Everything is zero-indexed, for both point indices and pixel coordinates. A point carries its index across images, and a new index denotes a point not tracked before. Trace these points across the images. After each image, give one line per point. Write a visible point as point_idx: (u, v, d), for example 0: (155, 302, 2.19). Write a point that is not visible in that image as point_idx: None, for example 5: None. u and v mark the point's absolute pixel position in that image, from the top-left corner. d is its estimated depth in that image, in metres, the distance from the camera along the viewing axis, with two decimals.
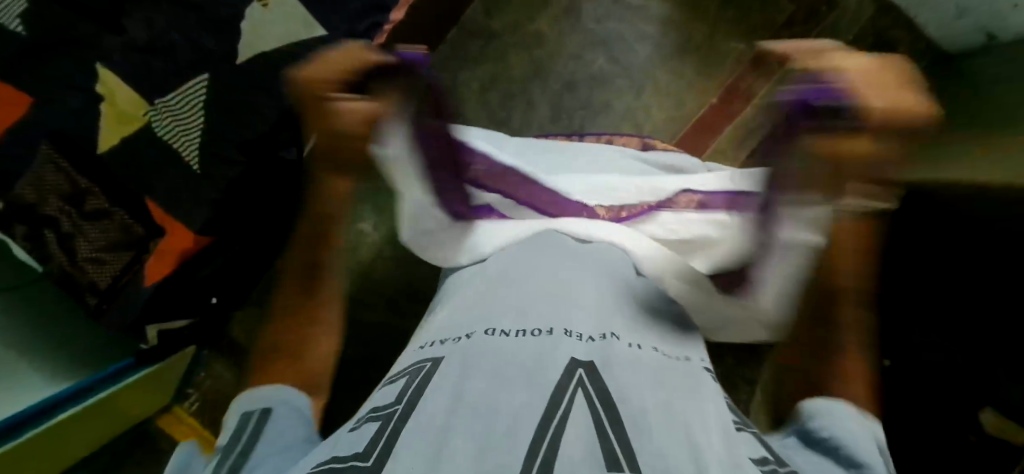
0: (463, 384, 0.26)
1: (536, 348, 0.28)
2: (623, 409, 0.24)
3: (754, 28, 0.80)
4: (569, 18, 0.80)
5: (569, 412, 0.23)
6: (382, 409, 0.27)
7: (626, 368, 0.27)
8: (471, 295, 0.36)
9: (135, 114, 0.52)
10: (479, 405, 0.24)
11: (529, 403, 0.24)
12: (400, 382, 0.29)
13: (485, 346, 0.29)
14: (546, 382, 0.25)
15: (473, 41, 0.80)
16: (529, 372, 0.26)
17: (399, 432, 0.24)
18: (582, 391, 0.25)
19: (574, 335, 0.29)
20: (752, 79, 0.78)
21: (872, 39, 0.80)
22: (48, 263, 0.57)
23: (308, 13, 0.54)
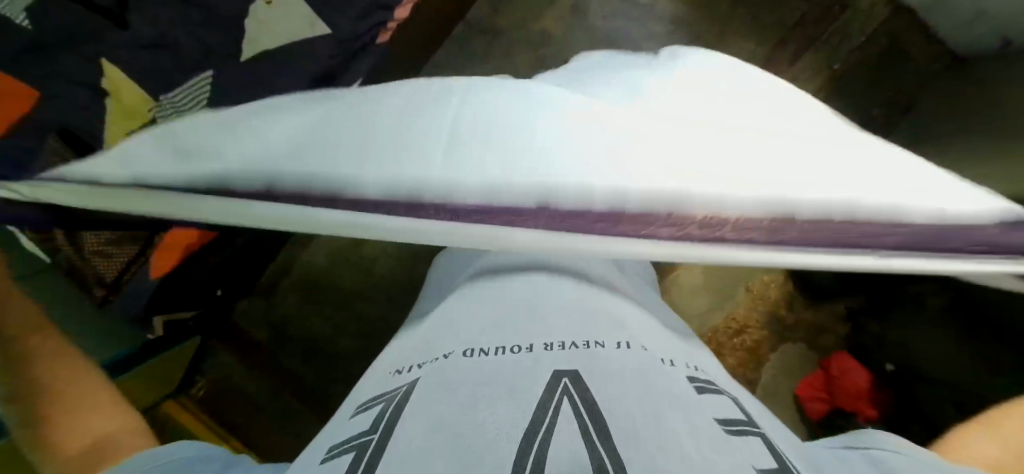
0: (439, 405, 0.22)
1: (515, 362, 0.25)
2: (611, 417, 0.21)
3: (764, 29, 0.79)
4: (577, 16, 0.79)
5: (554, 424, 0.20)
6: (357, 438, 0.22)
7: (612, 374, 0.24)
8: (448, 314, 0.33)
9: (142, 110, 0.52)
10: (457, 427, 0.21)
11: (509, 424, 0.21)
12: (372, 411, 0.24)
13: (458, 366, 0.25)
14: (525, 395, 0.22)
15: (479, 38, 0.79)
16: (507, 390, 0.23)
17: (372, 466, 0.20)
18: (566, 400, 0.22)
19: (555, 345, 0.26)
20: None
21: (886, 44, 0.79)
22: (55, 255, 0.55)
23: (311, 11, 0.54)
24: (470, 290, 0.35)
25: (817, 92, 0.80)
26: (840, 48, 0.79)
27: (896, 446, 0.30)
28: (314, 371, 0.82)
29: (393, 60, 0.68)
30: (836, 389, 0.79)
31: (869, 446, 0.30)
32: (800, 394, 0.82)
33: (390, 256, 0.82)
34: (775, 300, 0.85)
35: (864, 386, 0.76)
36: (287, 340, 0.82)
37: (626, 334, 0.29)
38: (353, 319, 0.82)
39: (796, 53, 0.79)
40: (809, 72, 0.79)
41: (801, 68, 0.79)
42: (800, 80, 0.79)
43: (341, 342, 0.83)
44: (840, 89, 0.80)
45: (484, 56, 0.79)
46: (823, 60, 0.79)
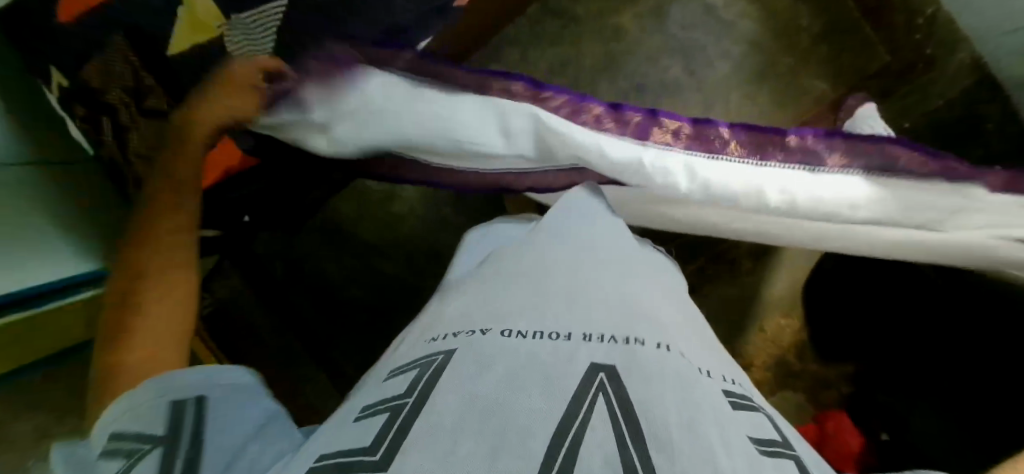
0: (475, 379, 0.23)
1: (554, 350, 0.24)
2: (644, 418, 0.21)
3: (842, 71, 0.76)
4: (656, 18, 0.77)
5: (587, 418, 0.21)
6: (391, 401, 0.24)
7: (650, 373, 0.23)
8: (483, 287, 0.32)
9: (211, 25, 0.52)
10: (492, 404, 0.21)
11: (542, 414, 0.21)
12: (408, 375, 0.25)
13: (495, 343, 0.25)
14: (561, 387, 0.22)
15: (552, 21, 0.78)
16: (544, 376, 0.23)
17: (408, 432, 0.21)
18: (602, 397, 0.22)
19: (594, 338, 0.26)
20: (825, 125, 0.77)
21: (963, 111, 0.76)
22: (99, 146, 0.59)
23: None
24: (508, 261, 0.35)
25: None
26: (916, 106, 0.76)
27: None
28: (321, 313, 0.83)
29: (465, 26, 0.67)
30: (828, 444, 0.75)
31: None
32: None
33: (417, 218, 0.82)
34: (787, 344, 0.85)
35: (857, 450, 0.73)
36: (301, 278, 0.83)
37: (667, 334, 0.28)
38: (369, 272, 0.83)
39: (867, 102, 0.77)
40: None
41: None
42: None
43: (352, 291, 0.83)
44: None
45: (552, 40, 0.78)
46: (895, 115, 0.77)
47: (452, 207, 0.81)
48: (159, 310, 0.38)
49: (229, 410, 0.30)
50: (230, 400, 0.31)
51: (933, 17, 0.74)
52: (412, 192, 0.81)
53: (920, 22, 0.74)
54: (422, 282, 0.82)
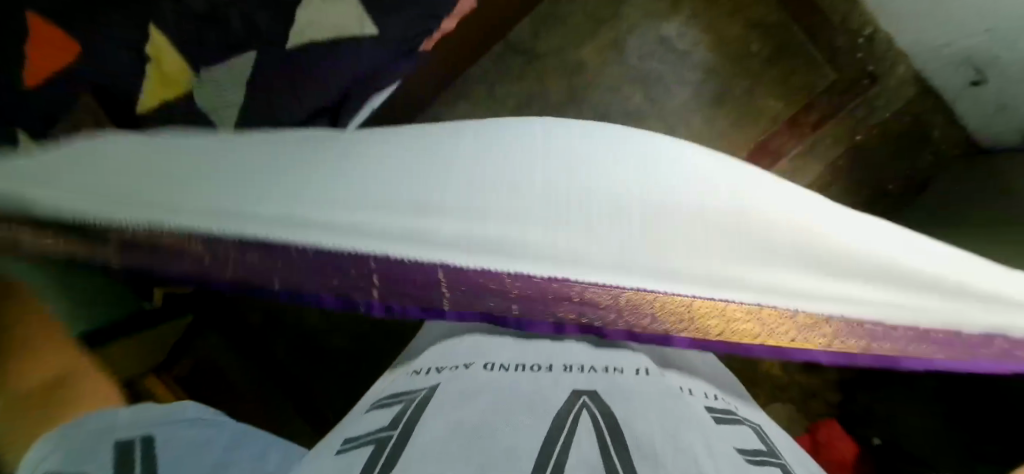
0: (460, 405, 0.23)
1: (537, 381, 0.26)
2: (628, 427, 0.21)
3: (793, 91, 0.80)
4: (615, 52, 0.81)
5: (571, 428, 0.21)
6: (375, 432, 0.23)
7: (630, 394, 0.25)
8: (473, 338, 0.35)
9: (180, 80, 0.53)
10: (477, 427, 0.21)
11: (526, 428, 0.21)
12: (391, 410, 0.25)
13: (481, 379, 0.27)
14: (543, 410, 0.23)
15: (516, 60, 0.81)
16: (527, 402, 0.23)
17: (392, 456, 0.20)
18: (586, 416, 0.22)
19: (573, 369, 0.28)
20: (781, 142, 0.81)
21: (908, 120, 0.80)
22: None
23: (364, 10, 0.55)
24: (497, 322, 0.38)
25: (834, 159, 0.81)
26: (864, 118, 0.80)
27: None
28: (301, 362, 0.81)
29: (432, 69, 0.69)
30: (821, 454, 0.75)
31: None
32: None
33: None
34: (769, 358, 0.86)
35: (851, 455, 0.73)
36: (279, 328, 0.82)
37: (643, 365, 0.31)
38: (350, 316, 0.82)
39: (820, 118, 0.81)
40: (829, 139, 0.81)
41: (821, 135, 0.81)
42: (820, 145, 0.81)
43: (333, 337, 0.82)
44: (858, 161, 0.81)
45: (518, 78, 0.81)
46: (847, 129, 0.81)
47: None
48: (57, 353, 0.32)
49: (179, 448, 0.27)
50: (181, 437, 0.28)
51: (873, 36, 0.79)
52: None
53: (862, 41, 0.79)
54: (404, 322, 0.82)
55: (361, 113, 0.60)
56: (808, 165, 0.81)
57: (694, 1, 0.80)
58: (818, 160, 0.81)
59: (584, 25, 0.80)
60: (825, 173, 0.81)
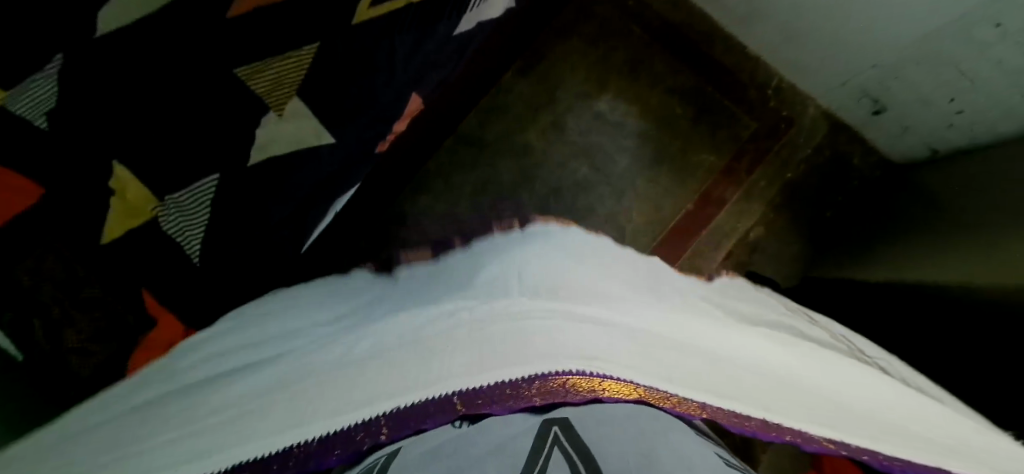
0: (451, 453, 0.28)
1: (515, 425, 0.31)
2: (597, 456, 0.26)
3: (721, 142, 0.88)
4: (557, 130, 0.88)
5: (547, 460, 0.26)
6: None
7: (601, 424, 0.30)
8: None
9: (144, 207, 0.56)
10: None
11: (505, 469, 0.26)
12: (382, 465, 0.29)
13: (467, 432, 0.31)
14: (518, 450, 0.27)
15: (468, 148, 0.87)
16: (506, 444, 0.28)
17: None
18: (557, 448, 0.27)
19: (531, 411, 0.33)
20: (722, 188, 0.87)
21: (829, 153, 0.89)
22: None
23: (320, 123, 0.58)
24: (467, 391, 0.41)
25: (773, 197, 0.88)
26: (789, 157, 0.88)
27: None
28: None
29: (391, 166, 0.74)
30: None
31: None
32: None
33: None
34: None
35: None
36: None
37: None
38: None
39: (752, 164, 0.88)
40: (764, 180, 0.88)
41: (757, 177, 0.88)
42: (758, 187, 0.88)
43: None
44: (795, 196, 0.88)
45: (472, 165, 0.86)
46: (777, 168, 0.89)
47: None
48: None
49: None
50: None
51: (780, 86, 0.89)
52: None
53: (770, 93, 0.89)
54: None
55: (324, 218, 0.63)
56: (750, 206, 0.88)
57: (619, 78, 0.89)
58: (758, 201, 0.88)
59: (525, 112, 0.88)
60: (767, 210, 0.88)
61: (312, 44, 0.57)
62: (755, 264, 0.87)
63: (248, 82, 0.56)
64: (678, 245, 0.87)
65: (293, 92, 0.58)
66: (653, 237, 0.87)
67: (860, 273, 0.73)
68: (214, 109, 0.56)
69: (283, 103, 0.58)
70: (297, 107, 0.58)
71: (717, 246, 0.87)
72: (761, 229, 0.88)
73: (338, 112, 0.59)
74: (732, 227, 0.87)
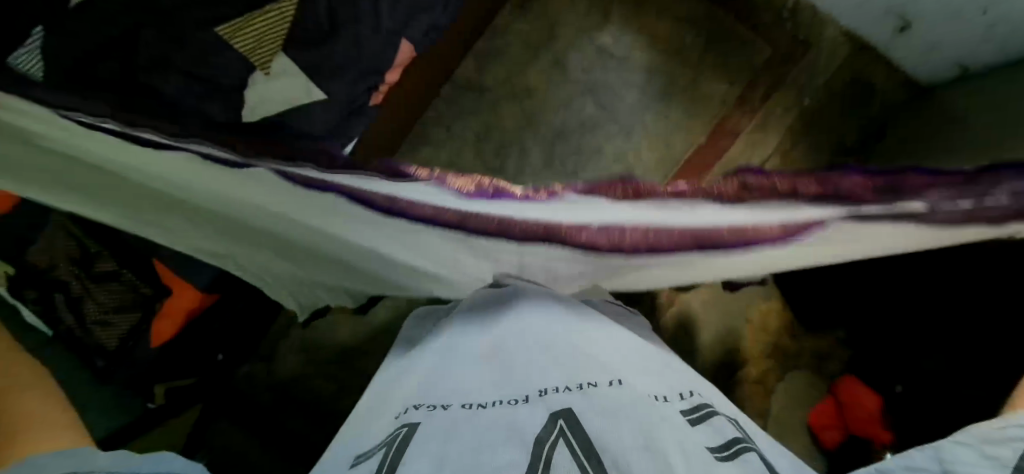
0: (445, 446, 0.26)
1: (512, 411, 0.29)
2: (603, 452, 0.24)
3: (734, 70, 0.83)
4: (558, 70, 0.84)
5: (550, 456, 0.23)
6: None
7: (609, 417, 0.27)
8: (448, 367, 0.38)
9: None
10: (462, 466, 0.23)
11: (508, 463, 0.23)
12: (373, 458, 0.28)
13: (465, 417, 0.29)
14: (525, 440, 0.25)
15: (467, 95, 0.83)
16: (506, 432, 0.26)
17: None
18: (562, 443, 0.24)
19: (550, 392, 0.31)
20: (736, 119, 0.83)
21: (851, 76, 0.83)
22: (56, 327, 0.57)
23: (310, 82, 0.56)
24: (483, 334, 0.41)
25: (790, 126, 0.84)
26: (808, 82, 0.83)
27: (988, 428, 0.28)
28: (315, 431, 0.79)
29: (387, 119, 0.71)
30: (849, 415, 0.77)
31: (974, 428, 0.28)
32: (811, 423, 0.80)
33: (388, 308, 0.82)
34: (777, 330, 0.84)
35: (875, 410, 0.74)
36: (287, 402, 0.80)
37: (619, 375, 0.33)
38: (354, 375, 0.81)
39: (766, 91, 0.84)
40: (780, 107, 0.84)
41: (772, 104, 0.84)
42: (773, 115, 0.83)
43: (343, 401, 0.80)
44: (813, 123, 0.84)
45: (472, 112, 0.83)
46: (794, 95, 0.84)
47: None
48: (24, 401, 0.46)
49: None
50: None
51: (797, 5, 0.83)
52: None
53: (786, 14, 0.83)
54: None
55: None
56: (767, 137, 0.84)
57: (622, 9, 0.84)
58: (774, 130, 0.84)
59: (524, 52, 0.84)
60: (785, 140, 0.83)
61: None
62: None
63: (230, 41, 0.53)
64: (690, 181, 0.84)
65: (278, 49, 0.55)
66: (665, 175, 0.84)
67: None
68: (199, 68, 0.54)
69: (267, 60, 0.55)
70: (282, 63, 0.56)
71: None
72: (778, 159, 0.84)
73: (327, 65, 0.56)
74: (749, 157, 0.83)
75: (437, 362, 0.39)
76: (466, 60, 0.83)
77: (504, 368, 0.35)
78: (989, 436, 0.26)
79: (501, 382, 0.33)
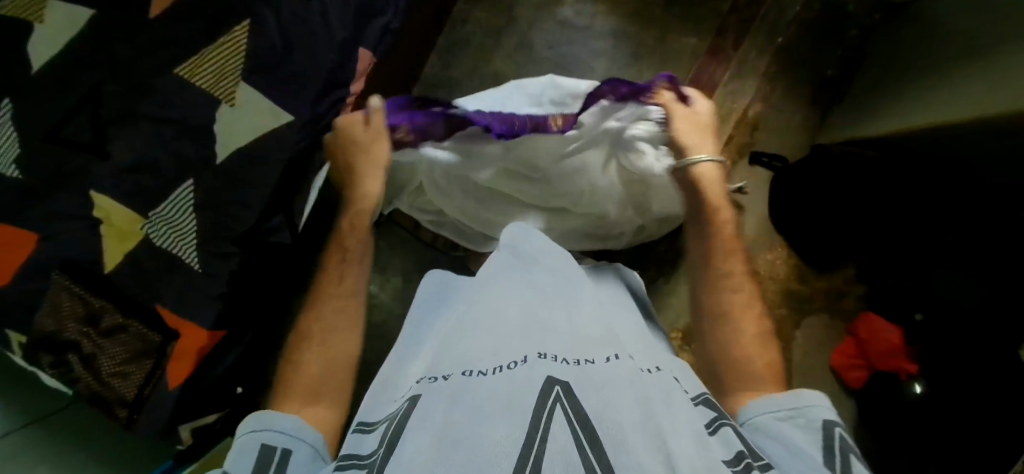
0: (445, 418, 0.27)
1: (513, 378, 0.29)
2: (599, 425, 0.25)
3: (701, 21, 0.82)
4: (524, 52, 0.83)
5: (547, 425, 0.25)
6: (366, 459, 0.28)
7: (604, 386, 0.28)
8: (449, 336, 0.38)
9: (133, 229, 0.57)
10: (462, 433, 0.25)
11: (508, 428, 0.25)
12: (381, 430, 0.30)
13: (468, 386, 0.30)
14: (523, 406, 0.27)
15: (437, 92, 0.83)
16: (506, 400, 0.27)
17: (388, 466, 0.25)
18: (559, 407, 0.26)
19: (548, 358, 0.31)
20: (710, 71, 0.82)
21: (821, 7, 0.81)
22: (76, 386, 0.59)
23: (274, 104, 0.56)
24: (481, 297, 0.41)
25: (767, 67, 0.82)
26: (778, 21, 0.81)
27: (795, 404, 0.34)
28: None
29: None
30: (869, 350, 0.75)
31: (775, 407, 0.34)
32: (837, 364, 0.79)
33: (399, 318, 0.84)
34: (785, 277, 0.82)
35: (899, 341, 0.72)
36: None
37: (616, 349, 0.33)
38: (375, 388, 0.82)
39: (737, 38, 0.83)
40: (753, 52, 0.82)
41: (745, 50, 0.82)
42: (747, 61, 0.82)
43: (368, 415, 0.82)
44: (790, 62, 0.82)
45: None
46: (766, 36, 0.82)
47: None
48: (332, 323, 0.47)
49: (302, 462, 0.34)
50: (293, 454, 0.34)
51: None
52: (384, 294, 0.85)
53: None
54: None
55: (306, 201, 0.63)
56: (744, 84, 0.83)
57: None
58: (750, 76, 0.83)
59: (487, 40, 0.83)
60: (762, 84, 0.82)
61: (243, 22, 0.54)
62: (759, 143, 0.82)
63: (192, 80, 0.55)
64: None
65: (239, 78, 0.55)
66: None
67: (874, 128, 0.68)
68: (167, 114, 0.56)
69: (232, 92, 0.56)
70: (245, 92, 0.56)
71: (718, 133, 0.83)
72: (758, 105, 0.82)
73: (287, 82, 0.56)
74: (728, 108, 0.83)
75: (453, 321, 0.40)
76: (431, 57, 0.83)
77: (513, 332, 0.35)
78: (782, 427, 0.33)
79: (496, 347, 0.33)
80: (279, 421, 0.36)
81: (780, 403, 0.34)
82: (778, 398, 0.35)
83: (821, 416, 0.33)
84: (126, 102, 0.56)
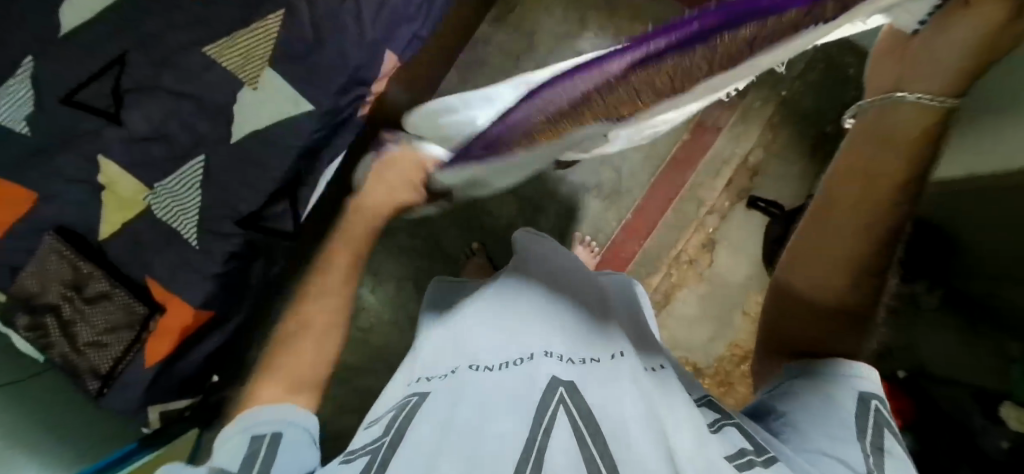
0: (451, 414, 0.27)
1: (519, 377, 0.30)
2: (602, 422, 0.26)
3: None
4: None
5: (550, 424, 0.25)
6: (370, 445, 0.28)
7: (608, 385, 0.29)
8: (458, 329, 0.38)
9: (135, 199, 0.56)
10: (466, 431, 0.25)
11: (517, 425, 0.26)
12: (385, 420, 0.30)
13: (473, 383, 0.30)
14: (529, 404, 0.27)
15: None
16: (510, 400, 0.28)
17: (388, 462, 0.25)
18: (563, 408, 0.26)
19: (554, 356, 0.32)
20: (717, 114, 0.85)
21: (824, 65, 0.85)
22: (47, 352, 0.57)
23: (296, 92, 0.58)
24: (492, 290, 0.41)
25: (770, 118, 0.86)
26: (785, 75, 0.85)
27: (838, 371, 0.34)
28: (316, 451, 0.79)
29: (375, 131, 0.73)
30: None
31: (819, 372, 0.35)
32: None
33: (385, 325, 0.83)
34: None
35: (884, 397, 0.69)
36: None
37: (621, 345, 0.34)
38: (354, 393, 0.82)
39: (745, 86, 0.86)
40: (759, 101, 0.86)
41: (751, 99, 0.86)
42: (752, 111, 0.86)
43: (343, 421, 0.81)
44: (793, 115, 0.85)
45: None
46: (772, 88, 0.86)
47: (418, 300, 0.84)
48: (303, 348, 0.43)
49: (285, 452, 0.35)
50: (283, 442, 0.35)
51: None
52: (376, 299, 0.84)
53: None
54: None
55: (314, 189, 0.63)
56: (748, 130, 0.86)
57: (598, 16, 0.87)
58: (754, 124, 0.86)
59: (506, 62, 0.86)
60: (764, 132, 0.86)
61: (278, 12, 0.56)
62: (757, 188, 0.85)
63: (219, 60, 0.57)
64: (677, 180, 0.85)
65: (265, 63, 0.57)
66: (651, 173, 0.85)
67: None
68: (189, 89, 0.56)
69: (256, 76, 0.57)
70: (270, 77, 0.57)
71: (719, 176, 0.85)
72: (760, 153, 0.86)
73: (312, 72, 0.58)
74: (732, 152, 0.85)
75: (463, 312, 0.41)
76: (449, 71, 0.86)
77: (519, 329, 0.35)
78: (829, 402, 0.33)
79: (504, 345, 0.34)
80: (264, 415, 0.37)
81: (802, 364, 0.36)
82: (824, 361, 0.35)
83: (858, 387, 0.34)
84: (150, 74, 0.56)
